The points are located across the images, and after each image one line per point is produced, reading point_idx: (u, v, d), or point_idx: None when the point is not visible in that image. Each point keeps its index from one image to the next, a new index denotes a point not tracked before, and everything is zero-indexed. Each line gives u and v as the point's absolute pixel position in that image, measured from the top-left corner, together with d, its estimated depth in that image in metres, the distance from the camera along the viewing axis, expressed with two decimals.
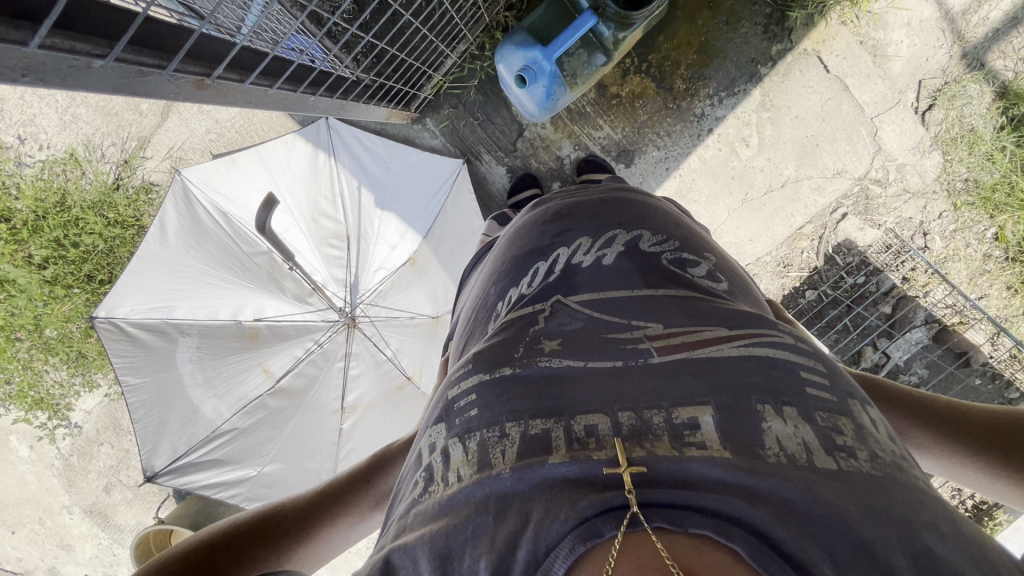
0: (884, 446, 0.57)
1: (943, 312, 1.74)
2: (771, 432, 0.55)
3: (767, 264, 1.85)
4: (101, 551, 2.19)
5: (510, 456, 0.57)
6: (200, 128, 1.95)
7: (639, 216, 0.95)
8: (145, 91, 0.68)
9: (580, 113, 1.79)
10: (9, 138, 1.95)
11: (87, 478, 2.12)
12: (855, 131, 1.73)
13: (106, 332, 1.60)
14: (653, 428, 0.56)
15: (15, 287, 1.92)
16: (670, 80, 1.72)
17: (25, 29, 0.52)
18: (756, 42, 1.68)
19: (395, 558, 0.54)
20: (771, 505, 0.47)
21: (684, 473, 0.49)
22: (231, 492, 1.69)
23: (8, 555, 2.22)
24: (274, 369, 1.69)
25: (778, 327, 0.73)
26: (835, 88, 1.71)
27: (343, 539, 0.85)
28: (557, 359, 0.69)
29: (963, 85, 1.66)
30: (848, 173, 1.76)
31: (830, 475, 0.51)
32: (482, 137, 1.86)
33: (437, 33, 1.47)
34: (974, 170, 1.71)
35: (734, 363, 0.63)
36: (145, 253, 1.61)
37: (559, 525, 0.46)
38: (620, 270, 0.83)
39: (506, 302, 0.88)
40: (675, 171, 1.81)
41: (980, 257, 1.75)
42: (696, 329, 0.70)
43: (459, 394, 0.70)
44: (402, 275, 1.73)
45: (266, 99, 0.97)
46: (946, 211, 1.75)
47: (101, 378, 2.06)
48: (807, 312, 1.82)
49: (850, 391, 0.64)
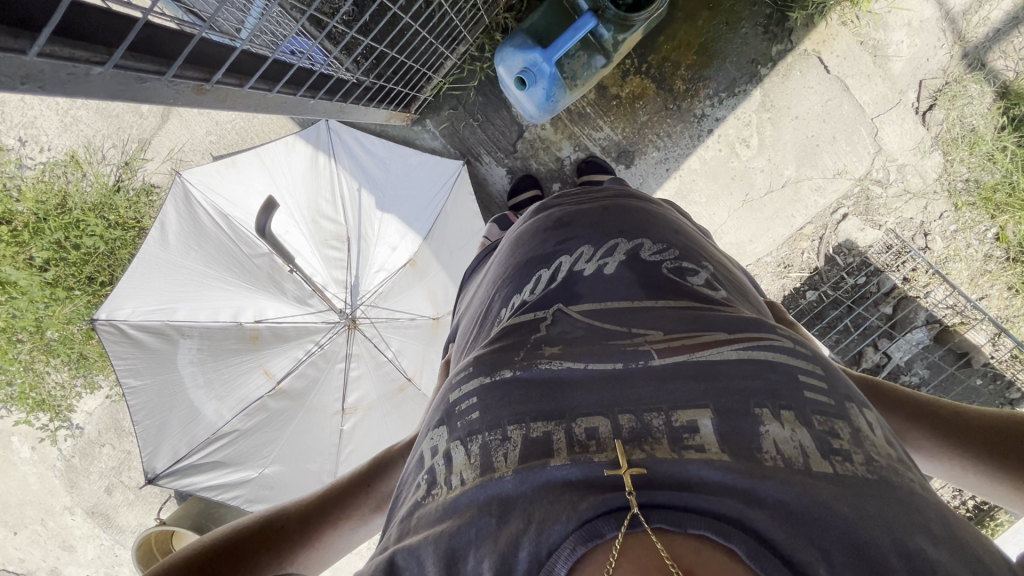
0: (882, 449, 0.58)
1: (944, 312, 1.73)
2: (769, 435, 0.55)
3: (767, 264, 1.85)
4: (103, 551, 2.19)
5: (512, 460, 0.57)
6: (200, 130, 1.95)
7: (640, 224, 0.95)
8: (144, 97, 0.67)
9: (580, 114, 1.79)
10: (10, 140, 1.96)
11: (90, 479, 2.13)
12: (856, 131, 1.73)
13: (107, 334, 1.61)
14: (653, 431, 0.56)
15: (16, 288, 1.92)
16: (670, 80, 1.72)
17: (25, 38, 0.52)
18: (756, 43, 1.68)
19: (399, 559, 0.54)
20: (771, 506, 0.47)
21: (684, 475, 0.49)
22: (232, 494, 1.69)
23: (11, 556, 2.23)
24: (275, 370, 1.69)
25: (778, 330, 0.73)
26: (836, 88, 1.71)
27: (344, 542, 0.85)
28: (558, 363, 0.69)
29: (964, 84, 1.66)
30: (848, 174, 1.76)
31: (830, 478, 0.51)
32: (482, 138, 1.86)
33: (437, 35, 1.47)
34: (975, 170, 1.70)
35: (734, 366, 0.63)
36: (145, 255, 1.61)
37: (560, 526, 0.46)
38: (621, 278, 0.83)
39: (508, 307, 0.88)
40: (675, 171, 1.81)
41: (981, 257, 1.75)
42: (697, 334, 0.70)
43: (460, 398, 0.70)
44: (403, 277, 1.74)
45: (266, 103, 0.97)
46: (947, 211, 1.74)
47: (103, 380, 2.06)
48: (808, 313, 1.82)
49: (849, 395, 0.64)
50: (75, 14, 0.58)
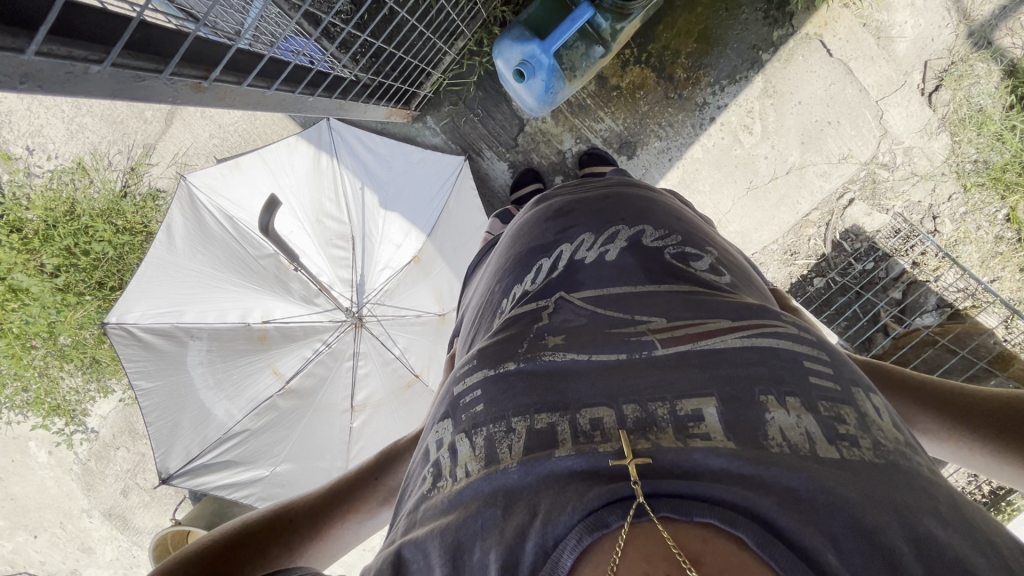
0: (889, 433, 0.57)
1: (955, 295, 1.70)
2: (774, 422, 0.54)
3: (774, 253, 1.84)
4: (121, 553, 2.22)
5: (516, 450, 0.57)
6: (203, 133, 1.97)
7: (641, 211, 0.95)
8: (143, 96, 0.69)
9: (580, 106, 1.78)
10: (19, 148, 1.98)
11: (105, 482, 2.16)
12: (861, 115, 1.71)
13: (118, 338, 1.63)
14: (657, 420, 0.56)
15: (28, 295, 1.95)
16: (670, 69, 1.71)
17: (23, 37, 0.54)
18: (757, 28, 1.66)
19: (405, 553, 0.55)
20: (780, 494, 0.46)
21: (690, 464, 0.49)
22: (246, 493, 1.71)
23: (32, 560, 2.26)
24: (284, 370, 1.70)
25: (783, 318, 0.72)
26: (839, 72, 1.69)
27: (353, 535, 0.85)
28: (561, 353, 0.68)
29: (970, 64, 1.63)
30: (854, 158, 1.74)
31: (838, 464, 0.50)
32: (483, 133, 1.86)
33: (436, 31, 1.47)
34: (984, 150, 1.68)
35: (738, 354, 0.63)
36: (153, 259, 1.63)
37: (566, 517, 0.46)
38: (623, 266, 0.82)
39: (510, 299, 0.88)
40: (678, 160, 1.80)
41: (992, 239, 1.72)
42: (700, 322, 0.69)
43: (464, 390, 0.70)
44: (408, 274, 1.75)
45: (266, 102, 0.98)
46: (956, 193, 1.72)
47: (115, 384, 2.10)
48: (816, 301, 1.82)
49: (855, 380, 0.63)
50: (72, 13, 0.60)
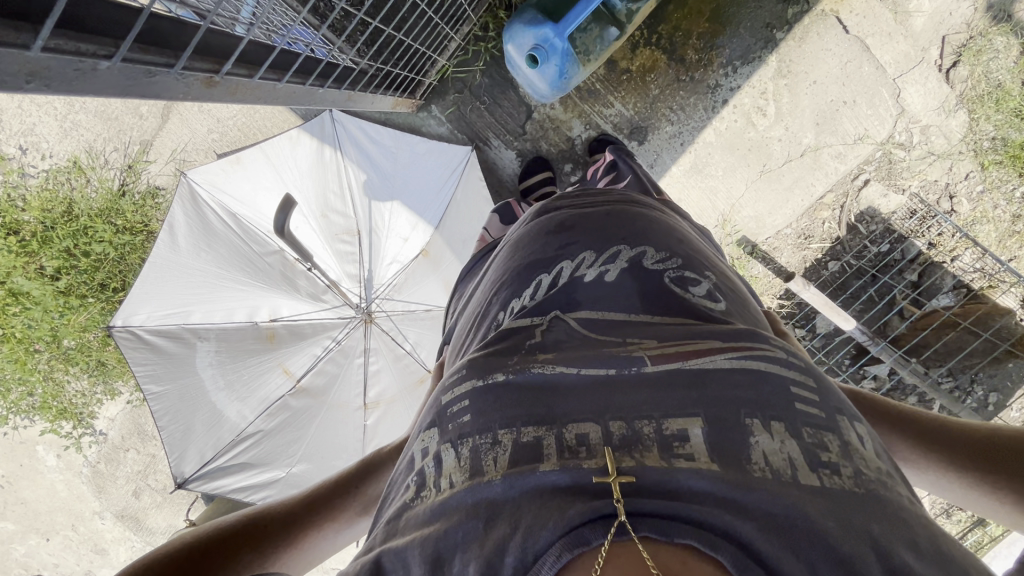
0: (870, 463, 0.54)
1: (972, 276, 1.64)
2: (758, 447, 0.52)
3: (788, 237, 1.77)
4: (134, 553, 2.28)
5: (500, 463, 0.56)
6: (201, 128, 1.98)
7: (643, 232, 0.92)
8: (152, 92, 0.67)
9: (589, 91, 1.73)
10: (11, 148, 2.00)
11: (116, 483, 2.23)
12: (877, 93, 1.63)
13: (125, 340, 1.65)
14: (643, 438, 0.54)
15: (29, 299, 1.97)
16: (681, 50, 1.65)
17: (28, 31, 0.52)
18: (771, 6, 1.59)
19: (386, 561, 0.54)
20: (759, 518, 0.44)
21: (673, 483, 0.47)
22: (262, 495, 1.74)
23: (45, 562, 2.32)
24: (294, 369, 1.71)
25: (771, 341, 0.68)
26: (855, 49, 1.61)
27: (329, 543, 0.86)
28: (551, 366, 0.66)
29: (989, 38, 1.55)
30: (871, 138, 1.66)
31: (817, 493, 0.48)
32: (490, 121, 1.82)
33: (441, 15, 1.44)
34: (1003, 127, 1.60)
35: (726, 376, 0.60)
36: (157, 258, 1.64)
37: (547, 533, 0.44)
38: (622, 290, 0.80)
39: (506, 313, 0.85)
40: (689, 145, 1.74)
41: (1010, 219, 1.65)
42: (689, 342, 0.66)
43: (452, 400, 0.68)
44: (416, 268, 1.74)
45: (274, 95, 0.96)
46: (974, 172, 1.64)
47: (122, 387, 2.15)
48: (831, 285, 1.76)
49: (840, 408, 0.60)
50: (80, 7, 0.58)
